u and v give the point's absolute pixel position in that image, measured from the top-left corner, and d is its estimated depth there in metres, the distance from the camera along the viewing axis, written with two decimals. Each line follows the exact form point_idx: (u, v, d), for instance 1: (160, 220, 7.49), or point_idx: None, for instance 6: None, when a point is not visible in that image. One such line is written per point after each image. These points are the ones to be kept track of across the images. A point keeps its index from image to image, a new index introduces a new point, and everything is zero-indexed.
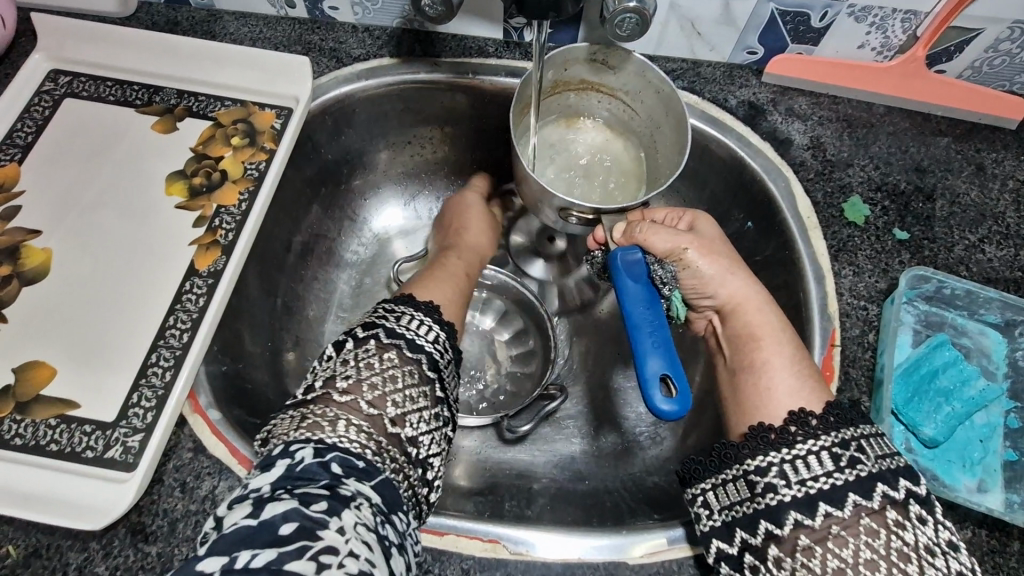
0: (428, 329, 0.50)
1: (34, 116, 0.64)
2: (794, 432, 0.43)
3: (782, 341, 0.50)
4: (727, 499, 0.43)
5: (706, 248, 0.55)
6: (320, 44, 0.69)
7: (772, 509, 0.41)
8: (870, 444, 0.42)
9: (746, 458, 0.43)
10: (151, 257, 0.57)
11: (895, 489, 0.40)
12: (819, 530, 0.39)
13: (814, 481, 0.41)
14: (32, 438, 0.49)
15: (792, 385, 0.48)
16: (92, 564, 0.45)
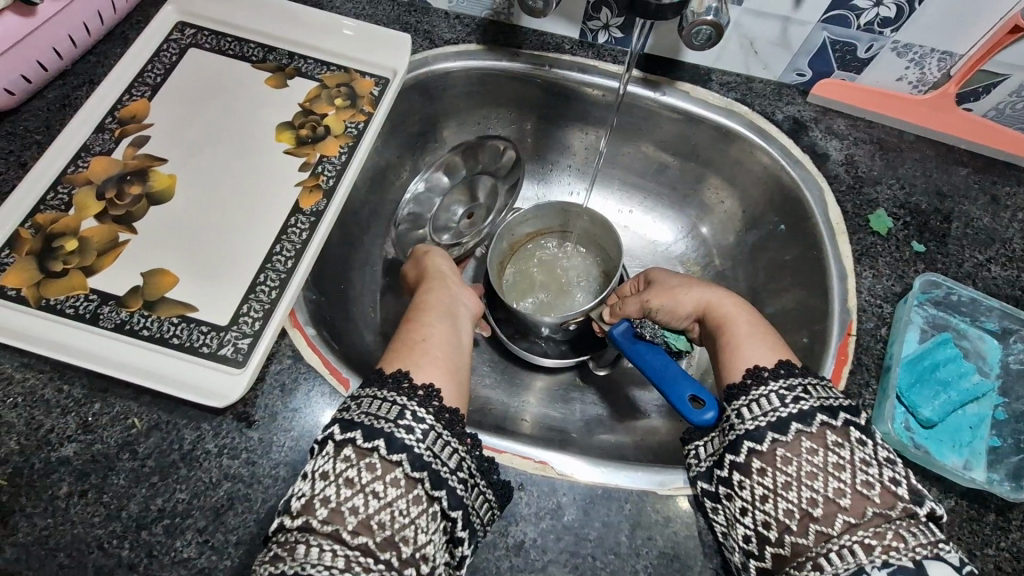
0: (397, 408, 0.47)
1: (162, 60, 0.72)
2: (749, 381, 0.51)
3: (746, 322, 0.59)
4: (712, 448, 0.52)
5: (665, 288, 0.65)
6: (415, 26, 0.78)
7: (734, 441, 0.49)
8: (812, 387, 0.50)
9: (718, 407, 0.52)
10: (260, 194, 0.65)
11: (833, 418, 0.47)
12: (767, 453, 0.47)
13: (764, 415, 0.49)
14: (158, 331, 0.57)
15: (766, 350, 0.55)
16: (204, 441, 0.53)
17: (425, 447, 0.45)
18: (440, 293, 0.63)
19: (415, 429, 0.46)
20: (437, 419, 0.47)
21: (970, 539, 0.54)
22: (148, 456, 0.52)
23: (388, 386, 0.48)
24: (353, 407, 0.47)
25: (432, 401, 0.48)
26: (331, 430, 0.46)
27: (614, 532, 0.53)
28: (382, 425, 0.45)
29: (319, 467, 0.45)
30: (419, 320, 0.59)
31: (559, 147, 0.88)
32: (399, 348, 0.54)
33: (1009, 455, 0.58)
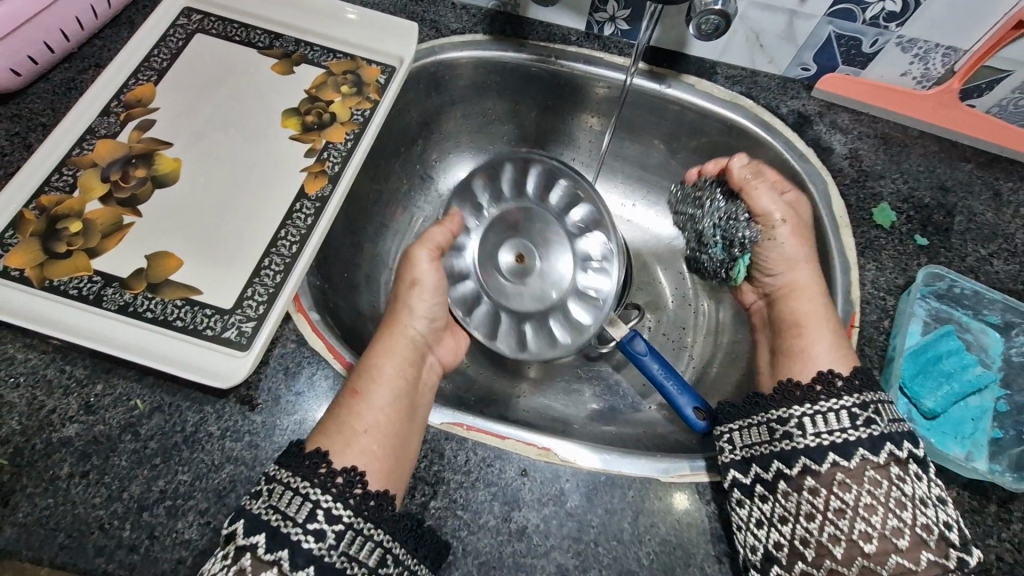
0: (308, 509, 0.45)
1: (168, 45, 0.72)
2: (819, 390, 0.52)
3: (818, 300, 0.62)
4: (751, 439, 0.53)
5: (798, 234, 0.64)
6: (422, 15, 0.78)
7: (788, 452, 0.51)
8: (883, 408, 0.51)
9: (774, 409, 0.53)
10: (266, 179, 0.65)
11: (899, 449, 0.49)
12: (825, 474, 0.49)
13: (830, 433, 0.50)
14: (162, 313, 0.57)
15: (829, 349, 0.58)
16: (206, 423, 0.53)
17: (337, 553, 0.44)
18: (391, 363, 0.57)
19: (325, 534, 0.44)
20: (355, 517, 0.46)
21: (971, 530, 0.55)
22: (150, 437, 0.52)
23: (300, 471, 0.47)
24: (262, 496, 0.46)
25: (353, 489, 0.47)
26: (235, 524, 0.45)
27: (617, 518, 0.53)
28: (289, 531, 0.44)
29: (212, 570, 0.44)
30: (366, 392, 0.54)
31: (564, 139, 0.88)
32: (332, 423, 0.52)
33: (1012, 447, 0.58)
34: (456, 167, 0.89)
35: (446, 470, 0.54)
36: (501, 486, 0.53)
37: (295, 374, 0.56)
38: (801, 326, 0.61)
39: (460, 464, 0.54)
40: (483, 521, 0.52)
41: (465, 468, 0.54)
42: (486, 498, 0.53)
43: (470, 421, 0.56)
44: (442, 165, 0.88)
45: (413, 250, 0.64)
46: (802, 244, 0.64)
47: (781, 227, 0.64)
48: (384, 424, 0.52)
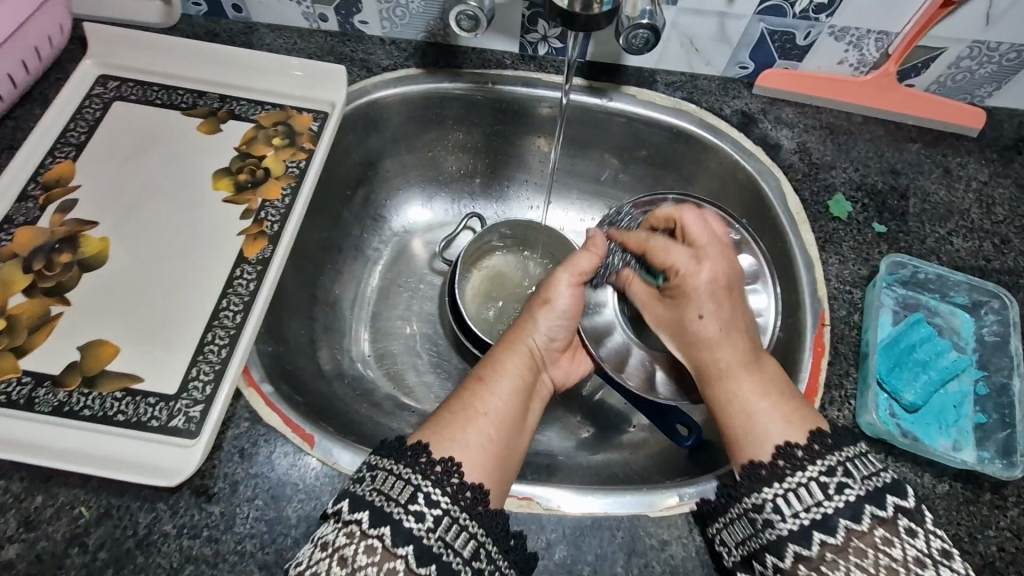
0: (410, 492, 0.43)
1: (85, 117, 0.68)
2: (782, 466, 0.46)
3: (749, 376, 0.52)
4: (740, 535, 0.47)
5: (713, 296, 0.55)
6: (350, 55, 0.75)
7: (776, 543, 0.44)
8: (852, 466, 0.44)
9: (746, 496, 0.46)
10: (202, 247, 0.62)
11: (882, 509, 0.43)
12: (816, 559, 0.42)
13: (807, 511, 0.44)
14: (100, 409, 0.53)
15: (764, 397, 0.50)
16: (160, 522, 0.49)
17: (435, 537, 0.41)
18: (513, 361, 0.57)
19: (424, 516, 0.42)
20: (456, 502, 0.43)
21: (968, 522, 0.54)
22: (100, 547, 0.48)
23: (408, 462, 0.45)
24: (365, 481, 0.44)
25: (453, 480, 0.44)
26: (340, 504, 0.43)
27: (609, 562, 0.51)
28: (393, 510, 0.42)
29: (323, 536, 0.42)
30: (490, 379, 0.55)
31: (514, 162, 0.86)
32: (446, 413, 0.51)
33: (996, 431, 0.57)
34: (407, 204, 0.86)
35: None
36: None
37: (252, 455, 0.53)
38: (732, 394, 0.52)
39: None
40: None
41: None
42: None
43: None
44: (393, 203, 0.86)
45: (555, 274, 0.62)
46: (708, 304, 0.55)
47: (695, 291, 0.56)
48: (501, 421, 0.52)
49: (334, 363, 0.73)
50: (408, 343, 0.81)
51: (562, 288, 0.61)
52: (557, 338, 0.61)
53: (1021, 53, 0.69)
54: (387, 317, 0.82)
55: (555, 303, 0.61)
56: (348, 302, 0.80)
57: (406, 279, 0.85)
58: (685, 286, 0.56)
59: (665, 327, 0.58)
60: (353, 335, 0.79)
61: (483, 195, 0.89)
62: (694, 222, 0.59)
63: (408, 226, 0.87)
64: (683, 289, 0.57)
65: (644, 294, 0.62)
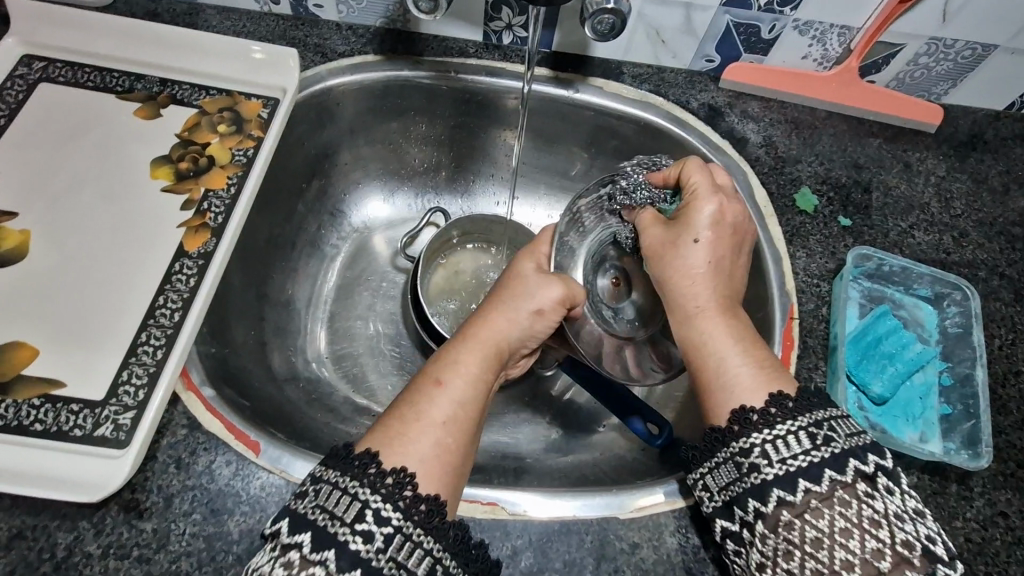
0: (356, 509, 0.39)
1: (5, 99, 0.62)
2: (774, 413, 0.43)
3: (726, 319, 0.50)
4: (724, 479, 0.44)
5: (722, 243, 0.52)
6: (304, 40, 0.71)
7: (759, 487, 0.42)
8: (837, 422, 0.43)
9: (733, 440, 0.44)
10: (137, 241, 0.57)
11: (865, 463, 0.41)
12: (799, 504, 0.41)
13: (795, 458, 0.41)
14: (14, 419, 0.47)
15: (736, 347, 0.48)
16: (83, 543, 0.44)
17: (384, 558, 0.38)
18: (474, 360, 0.51)
19: (373, 535, 0.38)
20: (408, 517, 0.40)
21: (936, 514, 0.53)
22: (11, 573, 0.43)
23: (353, 472, 0.41)
24: (307, 496, 0.40)
25: (402, 493, 0.40)
26: (279, 524, 0.39)
27: (578, 569, 0.48)
28: (336, 530, 0.38)
29: (258, 566, 0.38)
30: (447, 383, 0.49)
31: (478, 156, 0.83)
32: (394, 420, 0.46)
33: (960, 422, 0.57)
34: (367, 198, 0.83)
35: None
36: None
37: (190, 463, 0.48)
38: (700, 332, 0.49)
39: None
40: None
41: None
42: None
43: None
44: (352, 198, 0.82)
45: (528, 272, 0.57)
46: (707, 237, 0.52)
47: (697, 221, 0.52)
48: (453, 422, 0.46)
49: (287, 365, 0.69)
50: (369, 344, 0.77)
51: (546, 291, 0.54)
52: (527, 339, 0.55)
53: (976, 50, 0.70)
54: (346, 316, 0.78)
55: (536, 305, 0.54)
56: (304, 300, 0.76)
57: (366, 277, 0.81)
58: (693, 212, 0.53)
59: (652, 253, 0.54)
60: (309, 335, 0.74)
61: (447, 189, 0.85)
62: (698, 171, 0.54)
63: (368, 222, 0.83)
64: (686, 216, 0.53)
65: (649, 217, 0.56)
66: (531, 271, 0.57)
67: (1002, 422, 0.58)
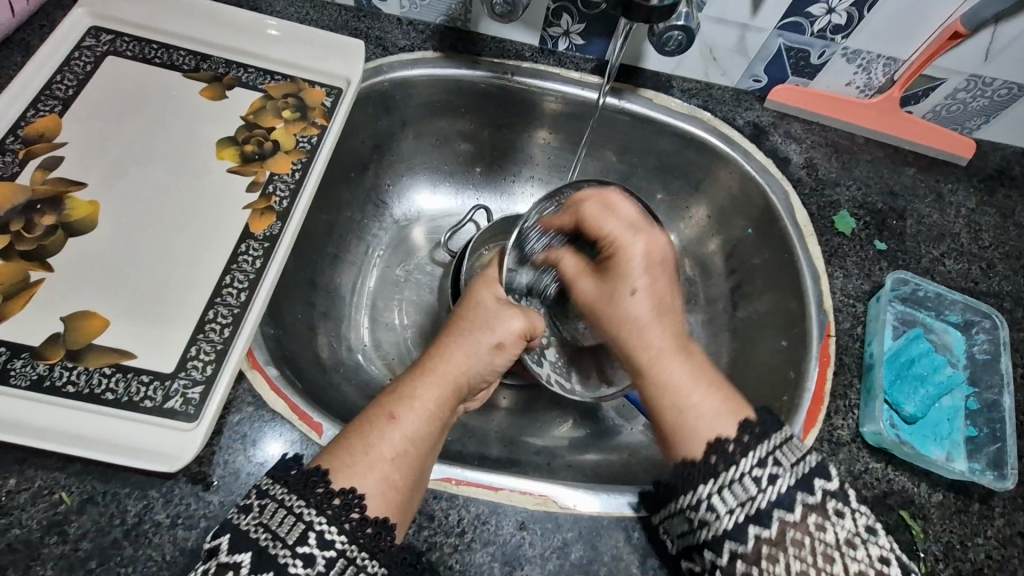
0: (299, 531, 0.39)
1: (73, 69, 0.63)
2: (730, 451, 0.46)
3: (678, 364, 0.52)
4: (679, 529, 0.47)
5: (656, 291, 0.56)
6: (366, 32, 0.73)
7: (712, 539, 0.44)
8: (781, 453, 0.45)
9: (681, 495, 0.46)
10: (203, 219, 0.58)
11: (811, 494, 0.43)
12: (751, 553, 0.43)
13: (748, 504, 0.43)
14: (86, 386, 0.48)
15: (697, 386, 0.50)
16: (152, 512, 0.45)
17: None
18: (430, 395, 0.51)
19: (314, 559, 0.39)
20: (352, 540, 0.40)
21: (959, 530, 0.56)
22: (82, 537, 0.44)
23: (301, 492, 0.41)
24: (250, 512, 0.40)
25: (350, 514, 0.42)
26: (219, 539, 0.40)
27: (625, 564, 0.50)
28: (277, 553, 0.38)
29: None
30: (402, 418, 0.49)
31: (520, 157, 0.85)
32: (345, 446, 0.46)
33: (987, 444, 0.60)
34: (411, 190, 0.84)
35: (435, 534, 0.49)
36: (499, 544, 0.49)
37: (257, 440, 0.49)
38: (662, 389, 0.51)
39: (451, 526, 0.50)
40: None
41: (458, 529, 0.49)
42: (484, 559, 0.48)
43: (457, 476, 0.52)
44: (396, 189, 0.83)
45: (479, 290, 0.62)
46: (642, 284, 0.56)
47: (629, 271, 0.57)
48: (402, 458, 0.47)
49: (331, 352, 0.70)
50: (406, 334, 0.78)
51: (504, 317, 0.58)
52: (488, 371, 0.57)
53: (1012, 90, 0.73)
54: (384, 306, 0.79)
55: (495, 331, 0.57)
56: (346, 287, 0.77)
57: (404, 268, 0.82)
58: (624, 260, 0.58)
59: (594, 306, 0.60)
60: (351, 324, 0.75)
61: (486, 188, 0.87)
62: (623, 202, 0.59)
63: (410, 214, 0.84)
64: (619, 266, 0.58)
65: (573, 267, 0.64)
66: (489, 301, 0.60)
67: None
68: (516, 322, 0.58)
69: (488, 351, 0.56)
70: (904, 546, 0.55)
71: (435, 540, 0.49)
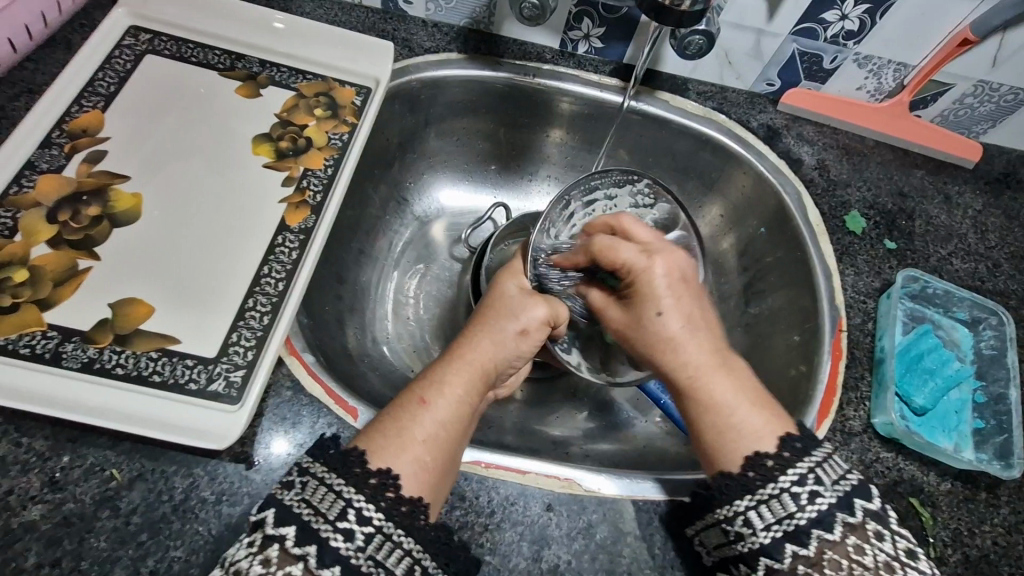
0: (340, 507, 0.41)
1: (114, 67, 0.65)
2: (756, 475, 0.46)
3: (720, 376, 0.52)
4: (716, 540, 0.48)
5: (688, 314, 0.55)
6: (393, 34, 0.75)
7: (749, 554, 0.45)
8: (820, 471, 0.45)
9: (718, 508, 0.47)
10: (241, 212, 0.60)
11: (851, 515, 0.44)
12: (788, 569, 0.44)
13: (787, 520, 0.44)
14: (134, 369, 0.50)
15: (741, 402, 0.51)
16: (198, 489, 0.48)
17: (365, 556, 0.40)
18: (461, 381, 0.54)
19: (354, 534, 0.41)
20: (388, 517, 0.42)
21: (968, 518, 0.58)
22: (133, 512, 0.46)
23: (341, 472, 0.43)
24: (294, 489, 0.42)
25: (385, 493, 0.43)
26: (264, 513, 0.41)
27: (648, 545, 0.52)
28: (319, 527, 0.40)
29: (236, 560, 0.40)
30: (433, 402, 0.52)
31: (538, 157, 0.87)
32: (379, 431, 0.48)
33: (993, 436, 0.62)
34: (433, 187, 0.86)
35: (467, 514, 0.51)
36: (528, 525, 0.51)
37: (295, 423, 0.52)
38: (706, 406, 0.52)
39: (482, 506, 0.52)
40: (513, 564, 0.50)
41: (488, 509, 0.52)
42: (513, 539, 0.51)
43: (487, 459, 0.54)
44: (418, 187, 0.85)
45: (502, 280, 0.65)
46: (669, 303, 0.55)
47: (654, 288, 0.56)
48: (433, 440, 0.49)
49: (358, 343, 0.72)
50: (427, 327, 0.80)
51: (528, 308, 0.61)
52: (515, 357, 0.61)
53: (1018, 95, 0.75)
54: (406, 300, 0.81)
55: (522, 321, 0.61)
56: (370, 281, 0.79)
57: (425, 263, 0.84)
58: (644, 285, 0.56)
59: (624, 333, 0.59)
60: (375, 316, 0.78)
61: (505, 186, 0.89)
62: (635, 225, 0.59)
63: (430, 211, 0.86)
64: (641, 287, 0.56)
65: (600, 298, 0.63)
66: (513, 291, 0.64)
67: None
68: (540, 310, 0.62)
69: (512, 336, 0.60)
70: (915, 532, 0.57)
71: (466, 520, 0.51)
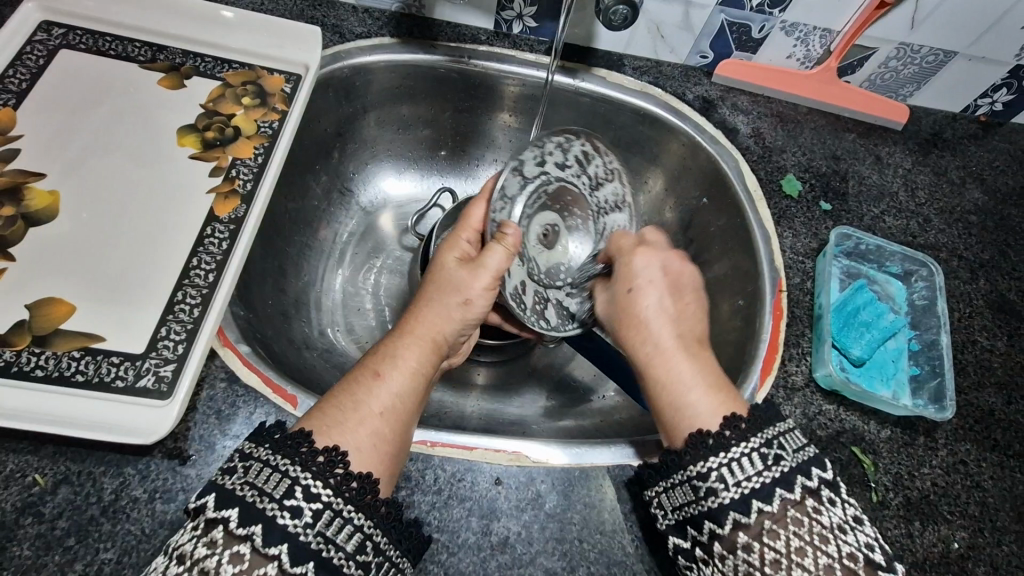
0: (286, 486, 0.40)
1: (26, 63, 0.63)
2: (728, 436, 0.46)
3: (688, 360, 0.53)
4: (679, 501, 0.47)
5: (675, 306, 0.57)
6: (322, 20, 0.74)
7: (713, 511, 0.45)
8: (785, 439, 0.46)
9: (692, 463, 0.46)
10: (166, 205, 0.58)
11: (810, 479, 0.44)
12: (754, 526, 0.43)
13: (748, 480, 0.44)
14: (56, 369, 0.48)
15: (699, 385, 0.51)
16: (129, 487, 0.46)
17: (313, 533, 0.39)
18: (413, 354, 0.53)
19: (302, 511, 0.39)
20: (337, 495, 0.41)
21: (908, 462, 0.60)
22: (59, 516, 0.44)
23: (285, 451, 0.42)
24: (235, 473, 0.41)
25: (333, 470, 0.42)
26: (205, 498, 0.40)
27: (597, 509, 0.52)
28: (265, 506, 0.39)
29: (179, 544, 0.39)
30: (387, 375, 0.51)
31: (482, 141, 0.87)
32: (330, 407, 0.47)
33: (928, 381, 0.64)
34: (377, 176, 0.85)
35: (413, 493, 0.51)
36: (475, 500, 0.51)
37: (231, 415, 0.50)
38: (670, 406, 0.51)
39: (428, 484, 0.51)
40: (462, 540, 0.49)
41: (434, 487, 0.51)
42: (461, 514, 0.50)
43: (433, 437, 0.53)
44: (362, 176, 0.84)
45: (440, 254, 0.60)
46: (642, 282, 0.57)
47: (630, 271, 0.58)
48: (390, 412, 0.49)
49: (304, 335, 0.71)
50: (377, 317, 0.79)
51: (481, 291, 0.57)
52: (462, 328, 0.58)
53: (938, 56, 0.77)
54: (355, 292, 0.80)
55: (470, 301, 0.57)
56: (315, 274, 0.78)
57: (375, 255, 0.83)
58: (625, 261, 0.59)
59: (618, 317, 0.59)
60: (323, 308, 0.77)
61: (450, 173, 0.89)
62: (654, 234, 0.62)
63: (377, 201, 0.85)
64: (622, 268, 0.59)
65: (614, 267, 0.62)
66: (454, 263, 0.59)
67: (961, 384, 0.65)
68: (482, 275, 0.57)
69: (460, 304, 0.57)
70: (856, 478, 0.59)
71: (414, 499, 0.51)
